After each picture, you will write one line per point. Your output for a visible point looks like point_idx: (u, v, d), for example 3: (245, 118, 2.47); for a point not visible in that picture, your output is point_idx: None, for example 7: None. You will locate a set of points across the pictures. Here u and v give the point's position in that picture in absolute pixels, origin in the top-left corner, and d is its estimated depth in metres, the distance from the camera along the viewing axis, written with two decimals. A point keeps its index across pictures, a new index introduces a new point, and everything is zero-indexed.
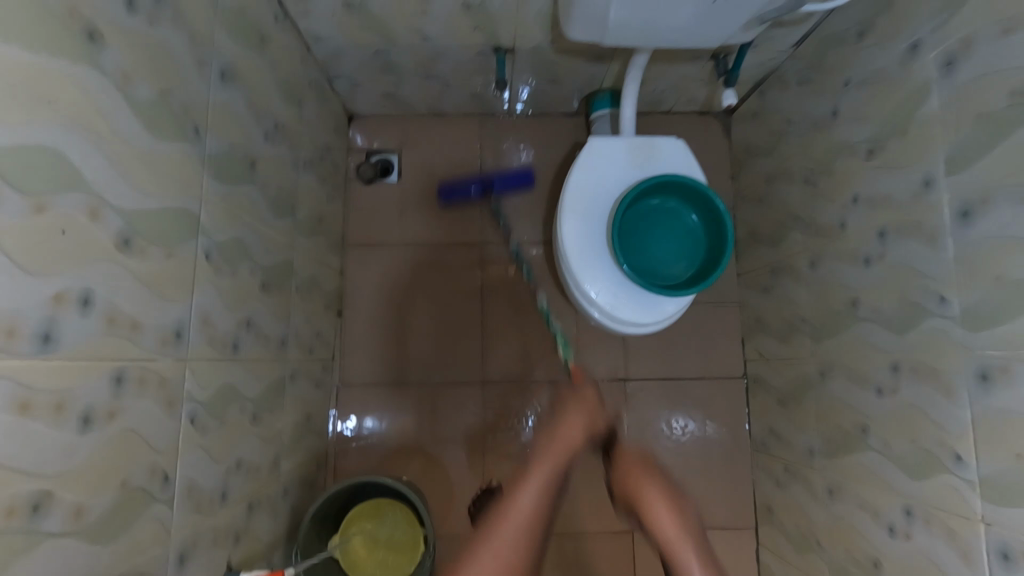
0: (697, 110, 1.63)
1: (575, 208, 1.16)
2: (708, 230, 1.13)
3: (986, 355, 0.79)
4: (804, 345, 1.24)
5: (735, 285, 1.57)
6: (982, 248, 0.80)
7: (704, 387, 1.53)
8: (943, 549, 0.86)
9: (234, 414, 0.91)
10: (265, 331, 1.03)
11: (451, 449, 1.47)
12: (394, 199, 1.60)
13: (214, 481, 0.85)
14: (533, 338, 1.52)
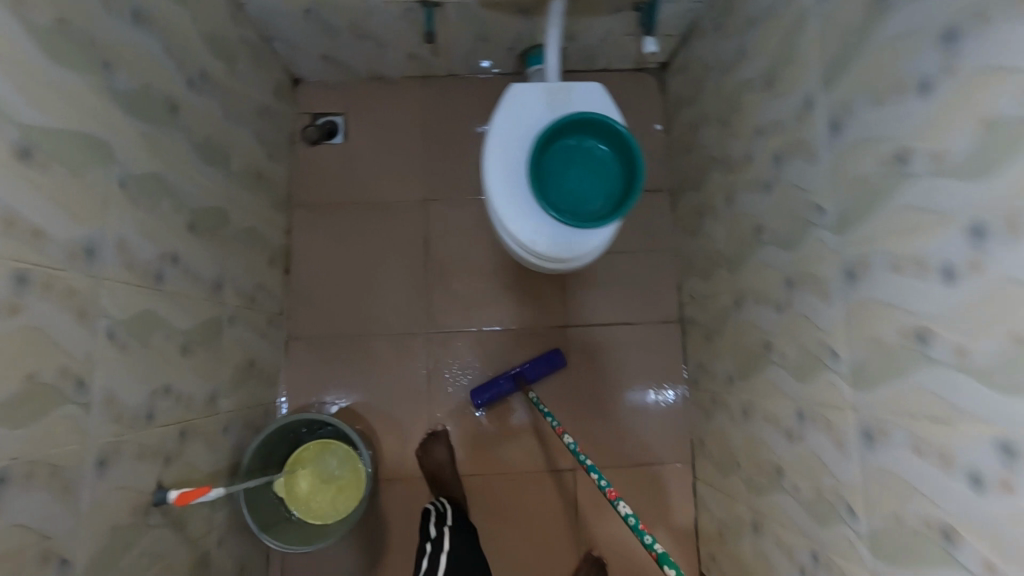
0: (631, 67, 1.69)
1: (497, 149, 1.20)
2: (624, 166, 1.18)
3: (848, 252, 0.85)
4: (722, 279, 1.31)
5: (669, 234, 1.63)
6: (842, 153, 0.86)
7: (641, 332, 1.60)
8: (821, 441, 0.92)
9: (159, 341, 0.96)
10: (195, 270, 1.08)
11: (397, 395, 1.55)
12: (339, 161, 1.65)
13: (138, 400, 0.91)
14: (475, 290, 1.60)
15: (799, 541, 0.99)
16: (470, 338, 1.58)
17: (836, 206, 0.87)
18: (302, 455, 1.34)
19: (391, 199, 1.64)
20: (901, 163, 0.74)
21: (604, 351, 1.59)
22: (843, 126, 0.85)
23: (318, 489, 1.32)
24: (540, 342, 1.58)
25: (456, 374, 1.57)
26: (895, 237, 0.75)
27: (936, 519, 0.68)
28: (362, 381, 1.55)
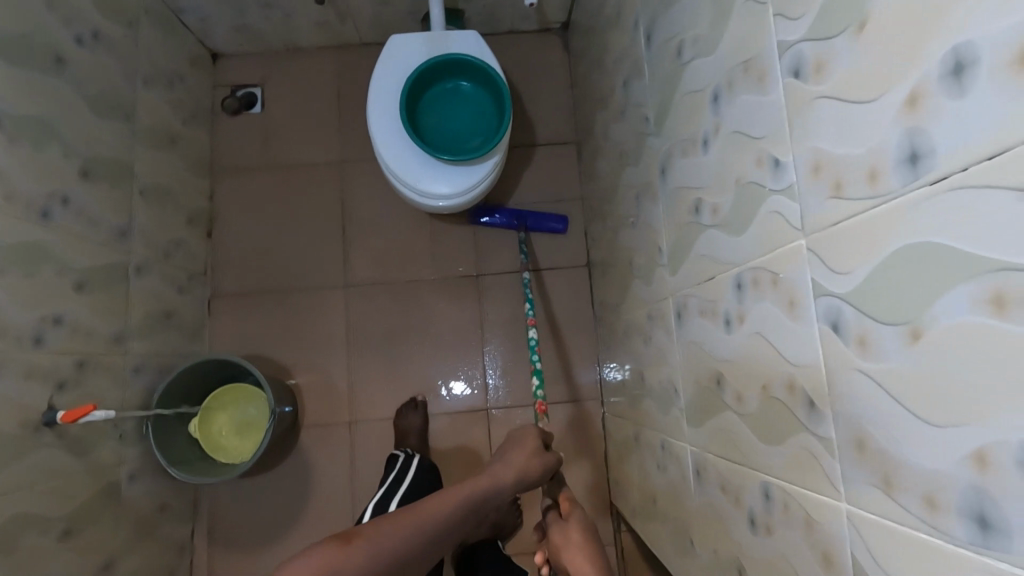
0: (536, 27, 1.76)
1: (378, 96, 1.27)
2: (496, 107, 1.27)
3: (663, 151, 0.92)
4: (607, 212, 1.38)
5: (577, 183, 1.71)
6: (655, 61, 0.93)
7: (553, 278, 1.66)
8: (660, 334, 0.99)
9: (46, 271, 1.04)
10: (90, 213, 1.16)
11: (318, 346, 1.62)
12: (259, 128, 1.73)
13: (22, 321, 0.98)
14: (391, 244, 1.67)
15: (657, 436, 1.06)
16: (386, 289, 1.65)
17: (655, 111, 0.95)
18: (219, 395, 1.39)
19: (310, 162, 1.72)
20: (681, 54, 0.81)
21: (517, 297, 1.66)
22: (653, 35, 0.92)
23: (232, 428, 1.40)
24: (455, 291, 1.65)
25: (376, 325, 1.63)
26: (682, 123, 0.82)
27: (714, 371, 0.75)
28: (284, 333, 1.62)
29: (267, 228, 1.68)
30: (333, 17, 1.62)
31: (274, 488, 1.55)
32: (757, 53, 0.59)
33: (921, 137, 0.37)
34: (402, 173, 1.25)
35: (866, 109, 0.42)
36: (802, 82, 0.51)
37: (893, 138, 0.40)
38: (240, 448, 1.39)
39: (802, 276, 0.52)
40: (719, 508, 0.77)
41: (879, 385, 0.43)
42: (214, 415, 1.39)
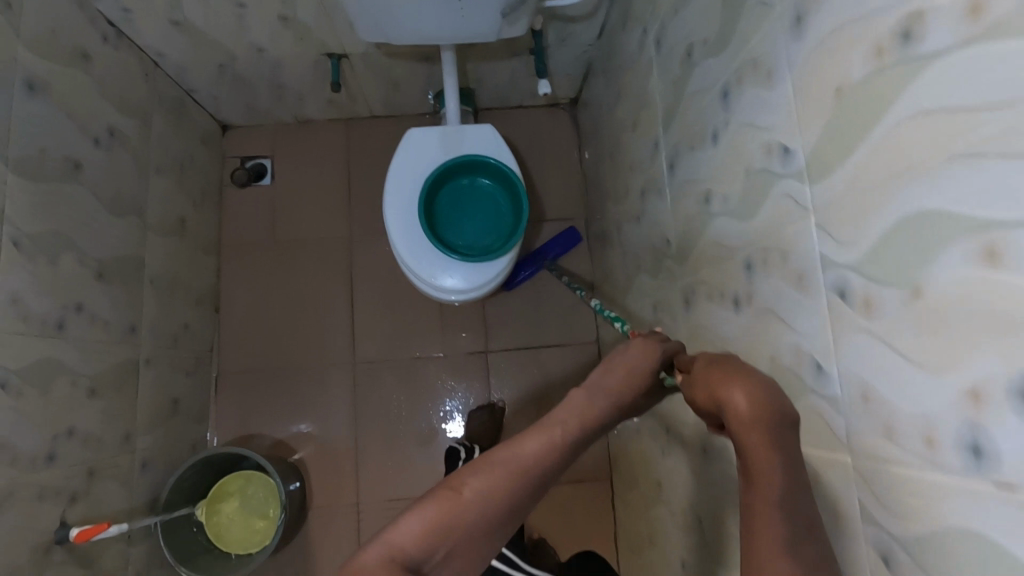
0: (545, 103, 1.78)
1: (395, 192, 1.28)
2: (513, 205, 1.27)
3: (686, 283, 0.92)
4: (619, 302, 1.38)
5: (585, 261, 1.71)
6: (677, 191, 0.94)
7: (561, 354, 1.66)
8: (680, 454, 0.99)
9: (60, 386, 1.03)
10: (101, 317, 1.15)
11: (325, 424, 1.60)
12: (266, 201, 1.72)
13: (37, 443, 0.97)
14: (400, 319, 1.67)
15: (675, 549, 1.05)
16: (395, 367, 1.64)
17: (678, 240, 0.95)
18: (224, 484, 1.38)
19: (317, 237, 1.71)
20: (709, 203, 0.82)
21: (529, 372, 1.65)
22: (678, 167, 0.93)
23: (241, 518, 1.37)
24: (463, 367, 1.65)
25: (384, 402, 1.62)
26: (710, 270, 0.83)
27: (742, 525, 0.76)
28: (290, 410, 1.60)
29: (273, 302, 1.67)
30: (345, 96, 1.63)
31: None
32: (795, 251, 0.60)
33: (984, 437, 0.39)
34: (416, 269, 1.26)
35: (921, 375, 0.44)
36: (849, 309, 0.52)
37: (953, 422, 0.41)
38: (250, 541, 1.35)
39: (847, 491, 0.54)
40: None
41: None
42: (221, 506, 1.37)
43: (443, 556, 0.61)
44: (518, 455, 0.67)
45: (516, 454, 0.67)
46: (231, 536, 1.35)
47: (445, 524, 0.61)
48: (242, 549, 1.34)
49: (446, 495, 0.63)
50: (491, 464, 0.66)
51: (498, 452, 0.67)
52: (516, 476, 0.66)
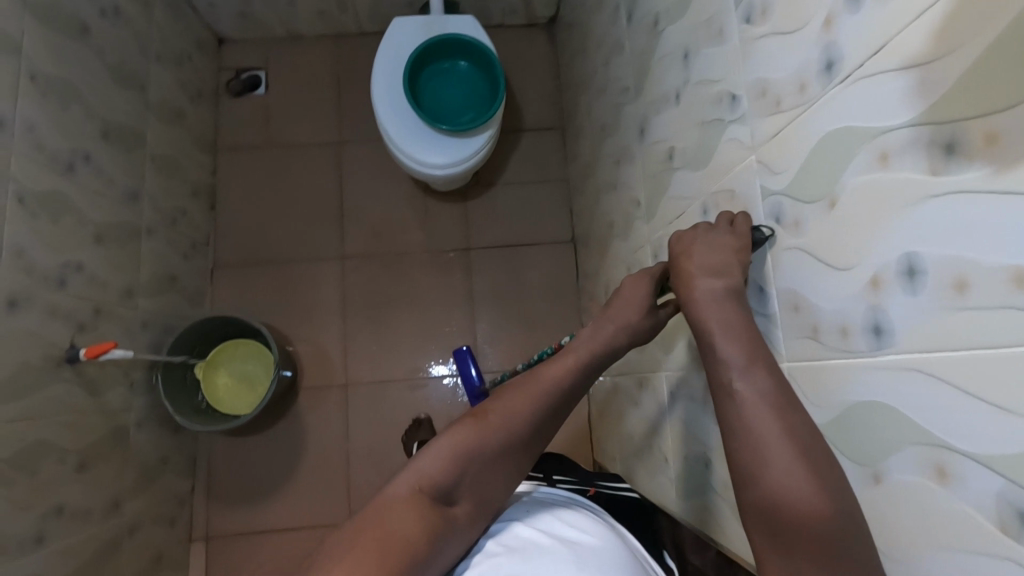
0: (524, 22, 1.88)
1: (381, 71, 1.37)
2: (491, 86, 1.38)
3: (640, 114, 1.03)
4: (590, 185, 1.49)
5: (561, 166, 1.81)
6: (633, 37, 1.05)
7: (538, 251, 1.76)
8: None
9: (69, 220, 1.11)
10: (105, 173, 1.23)
11: (314, 314, 1.69)
12: (259, 109, 1.81)
13: (49, 264, 1.06)
14: (387, 218, 1.76)
15: (633, 379, 1.16)
16: (380, 263, 1.74)
17: (633, 80, 1.06)
18: (225, 350, 1.49)
19: (307, 144, 1.80)
20: (656, 24, 0.92)
21: (507, 268, 1.75)
22: (632, 12, 1.04)
23: (236, 383, 1.48)
24: (445, 263, 1.74)
25: (370, 294, 1.71)
26: (658, 86, 0.93)
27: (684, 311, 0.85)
28: (281, 300, 1.69)
29: (266, 202, 1.76)
30: (334, 6, 1.72)
31: (271, 454, 1.60)
32: (716, 13, 0.71)
33: (834, 49, 0.49)
34: (400, 140, 1.34)
35: (795, 39, 0.55)
36: (751, 29, 0.63)
37: (815, 57, 0.52)
38: (241, 405, 1.46)
39: (753, 187, 0.64)
40: (694, 425, 0.85)
41: (810, 254, 0.54)
42: (219, 369, 1.48)
43: (472, 477, 0.68)
44: (538, 385, 0.72)
45: (537, 383, 0.73)
46: (225, 398, 1.46)
47: (466, 447, 0.68)
48: (232, 411, 1.46)
49: (469, 422, 0.69)
50: (511, 402, 0.71)
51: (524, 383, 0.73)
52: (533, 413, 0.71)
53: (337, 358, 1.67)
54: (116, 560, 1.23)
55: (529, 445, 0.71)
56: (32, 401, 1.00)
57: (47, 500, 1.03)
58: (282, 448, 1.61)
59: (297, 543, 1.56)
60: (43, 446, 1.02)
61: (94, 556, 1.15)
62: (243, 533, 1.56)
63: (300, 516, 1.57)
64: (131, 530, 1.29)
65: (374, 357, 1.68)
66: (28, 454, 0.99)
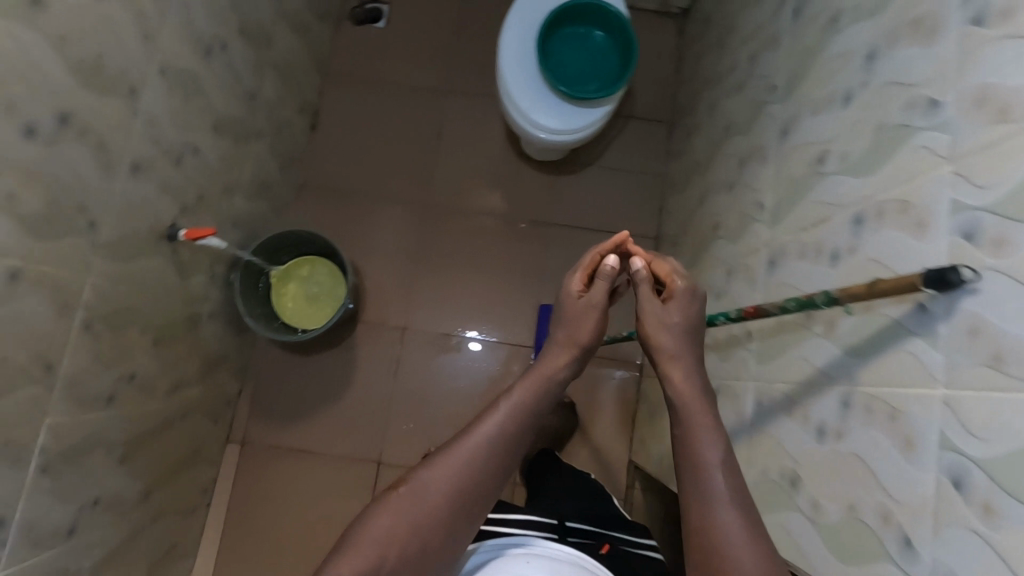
0: (655, 8, 1.83)
1: (516, 22, 1.34)
2: (622, 63, 1.34)
3: (789, 113, 0.98)
4: (694, 184, 1.45)
5: (660, 161, 1.77)
6: (797, 33, 0.99)
7: (619, 241, 1.73)
8: (741, 286, 1.05)
9: (196, 102, 1.13)
10: (234, 66, 1.25)
11: (387, 252, 1.71)
12: (376, 41, 1.82)
13: (172, 139, 1.08)
14: (478, 174, 1.76)
15: None
16: (459, 217, 1.73)
17: (786, 79, 1.01)
18: (296, 263, 1.50)
19: (414, 85, 1.80)
20: (836, 21, 0.87)
21: (584, 250, 1.72)
22: (803, 5, 0.99)
23: (305, 297, 1.49)
24: (525, 232, 1.73)
25: (446, 246, 1.71)
26: (820, 86, 0.88)
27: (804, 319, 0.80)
28: (359, 232, 1.71)
29: (364, 134, 1.77)
30: None
31: (318, 377, 1.63)
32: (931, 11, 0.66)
33: None
34: (518, 97, 1.33)
35: None
36: (981, 30, 0.58)
37: None
38: (307, 319, 1.48)
39: (939, 199, 0.59)
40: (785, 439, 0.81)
41: (1006, 275, 0.50)
42: (290, 281, 1.49)
43: (399, 556, 0.73)
44: (455, 451, 0.78)
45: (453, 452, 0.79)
46: (294, 309, 1.48)
47: (391, 529, 0.74)
48: (300, 324, 1.47)
49: (390, 500, 0.76)
50: (424, 472, 0.77)
51: (442, 454, 0.79)
52: (484, 457, 0.79)
53: (400, 300, 1.68)
54: (167, 438, 1.28)
55: (453, 510, 0.76)
56: (130, 265, 1.03)
57: (126, 363, 1.07)
58: (330, 373, 1.63)
59: (325, 467, 1.58)
60: (130, 311, 1.05)
61: (149, 428, 1.19)
62: (277, 446, 1.59)
63: (333, 443, 1.60)
64: (184, 415, 1.33)
65: (436, 307, 1.68)
66: (118, 315, 1.02)
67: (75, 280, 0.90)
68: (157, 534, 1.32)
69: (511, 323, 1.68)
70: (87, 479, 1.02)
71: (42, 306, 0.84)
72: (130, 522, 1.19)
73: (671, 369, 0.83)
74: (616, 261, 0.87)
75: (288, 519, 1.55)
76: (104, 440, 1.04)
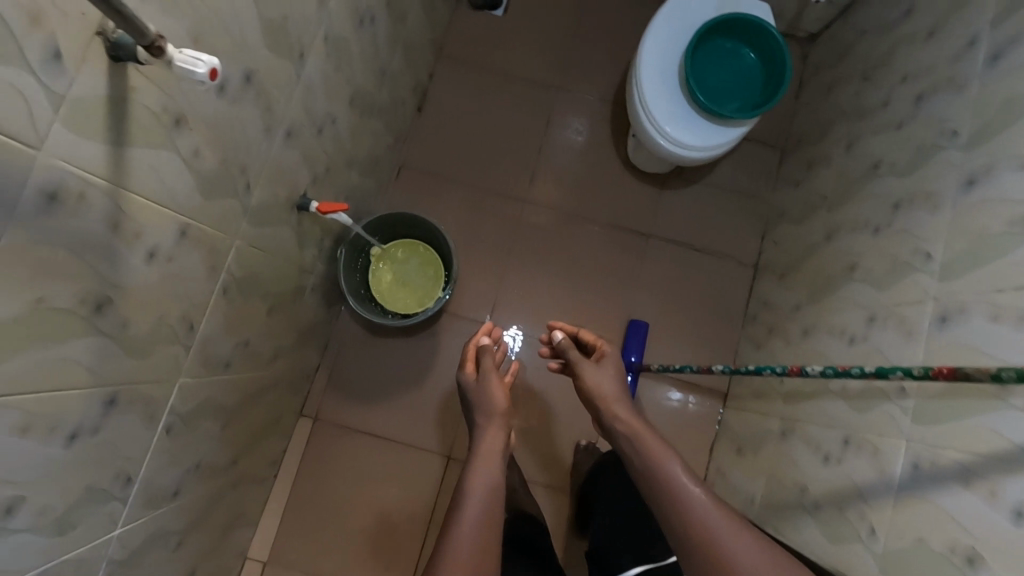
0: (781, 30, 1.77)
1: (666, 26, 1.30)
2: (767, 90, 1.28)
3: (978, 164, 0.92)
4: (817, 219, 1.39)
5: (768, 188, 1.71)
6: (996, 80, 0.93)
7: (717, 264, 1.67)
8: (892, 337, 0.99)
9: (343, 73, 1.10)
10: (376, 40, 1.22)
11: (479, 245, 1.67)
12: (492, 30, 1.78)
13: (319, 109, 1.05)
14: (579, 178, 1.71)
15: (831, 433, 1.07)
16: (556, 219, 1.69)
17: (974, 128, 0.95)
18: (400, 248, 1.46)
19: (524, 78, 1.76)
20: None
21: (679, 269, 1.67)
22: (1006, 52, 0.93)
23: (405, 283, 1.44)
24: (621, 243, 1.68)
25: (539, 247, 1.67)
26: None
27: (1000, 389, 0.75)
28: (453, 222, 1.68)
29: (469, 122, 1.73)
30: None
31: (395, 361, 1.60)
32: None
33: None
34: (652, 101, 1.28)
35: None
36: None
37: None
38: (404, 304, 1.42)
39: None
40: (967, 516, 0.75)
41: None
42: (391, 264, 1.45)
43: None
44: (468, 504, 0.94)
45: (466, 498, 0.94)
46: (393, 293, 1.43)
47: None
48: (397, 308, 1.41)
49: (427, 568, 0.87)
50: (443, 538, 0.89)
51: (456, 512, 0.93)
52: (482, 526, 0.91)
53: (487, 295, 1.65)
54: (257, 407, 1.26)
55: (490, 541, 0.90)
56: (266, 231, 1.01)
57: (244, 330, 1.04)
58: (407, 360, 1.61)
59: (394, 453, 1.56)
60: (257, 277, 1.03)
61: (248, 395, 1.18)
62: (349, 426, 1.57)
63: (403, 429, 1.57)
64: (274, 385, 1.31)
65: (522, 307, 1.64)
66: (248, 280, 1.00)
67: (224, 242, 0.87)
68: (233, 501, 1.30)
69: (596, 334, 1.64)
70: (197, 440, 1.00)
71: (198, 264, 0.82)
72: (218, 487, 1.17)
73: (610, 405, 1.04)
74: (488, 340, 1.28)
75: (353, 502, 1.53)
76: (216, 404, 1.03)
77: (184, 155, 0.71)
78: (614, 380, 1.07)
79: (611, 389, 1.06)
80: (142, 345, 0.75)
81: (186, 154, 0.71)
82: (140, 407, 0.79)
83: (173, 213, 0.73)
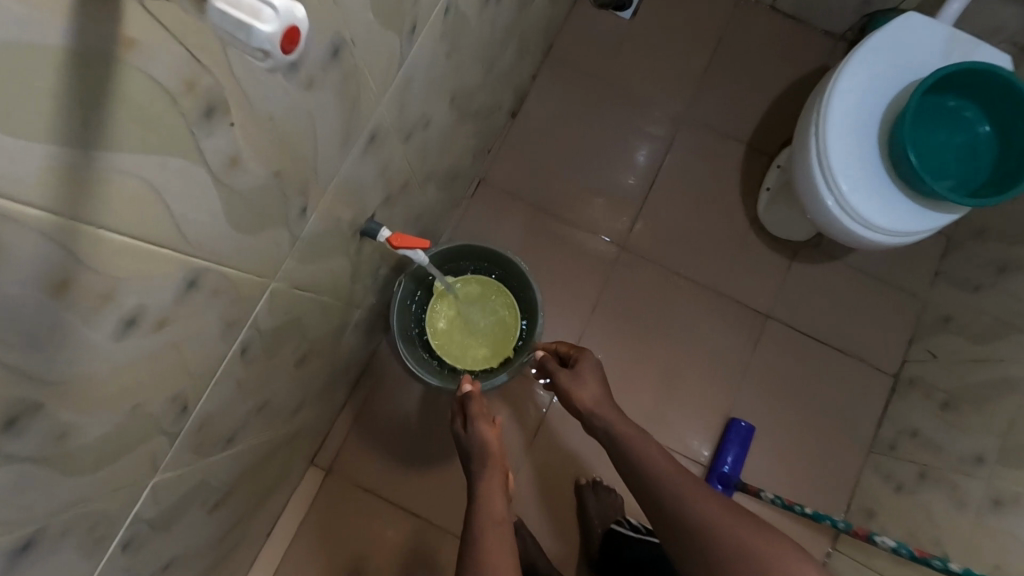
0: None
1: (878, 64, 0.98)
2: (996, 172, 0.96)
3: None
4: (1018, 346, 1.06)
5: (926, 281, 1.37)
6: None
7: (849, 366, 1.34)
8: None
9: (453, 61, 0.81)
10: (496, 25, 0.92)
11: (559, 291, 1.36)
12: (614, 35, 1.47)
13: (415, 106, 0.76)
14: (693, 229, 1.39)
15: None
16: (659, 276, 1.37)
17: None
18: (472, 288, 1.14)
19: (644, 98, 1.45)
20: None
21: (801, 363, 1.34)
22: None
23: (473, 334, 1.13)
24: (733, 318, 1.36)
25: (632, 307, 1.36)
26: None
27: None
28: (533, 257, 1.37)
29: (570, 140, 1.43)
30: None
31: (439, 418, 1.30)
32: None
33: None
34: (840, 164, 0.97)
35: None
36: None
37: None
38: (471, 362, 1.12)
39: None
40: None
41: None
42: (460, 307, 1.13)
43: None
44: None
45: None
46: (458, 346, 1.13)
47: None
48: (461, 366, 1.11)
49: None
50: None
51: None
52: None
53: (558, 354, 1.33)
54: (264, 473, 0.96)
55: None
56: (317, 267, 0.71)
57: (263, 392, 0.75)
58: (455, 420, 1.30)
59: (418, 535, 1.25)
60: (294, 324, 0.74)
61: (255, 463, 0.89)
62: (370, 489, 1.27)
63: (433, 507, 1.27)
64: (290, 442, 1.02)
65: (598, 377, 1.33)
66: (280, 331, 0.71)
67: (258, 287, 0.58)
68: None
69: (687, 429, 1.31)
70: (171, 540, 0.71)
71: (215, 325, 0.54)
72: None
73: (597, 413, 0.86)
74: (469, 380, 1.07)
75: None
76: (206, 490, 0.74)
77: (217, 170, 0.43)
78: (596, 381, 0.89)
79: (595, 392, 0.88)
80: (95, 458, 0.46)
81: (221, 169, 0.43)
82: (84, 535, 0.51)
83: (182, 256, 0.44)
